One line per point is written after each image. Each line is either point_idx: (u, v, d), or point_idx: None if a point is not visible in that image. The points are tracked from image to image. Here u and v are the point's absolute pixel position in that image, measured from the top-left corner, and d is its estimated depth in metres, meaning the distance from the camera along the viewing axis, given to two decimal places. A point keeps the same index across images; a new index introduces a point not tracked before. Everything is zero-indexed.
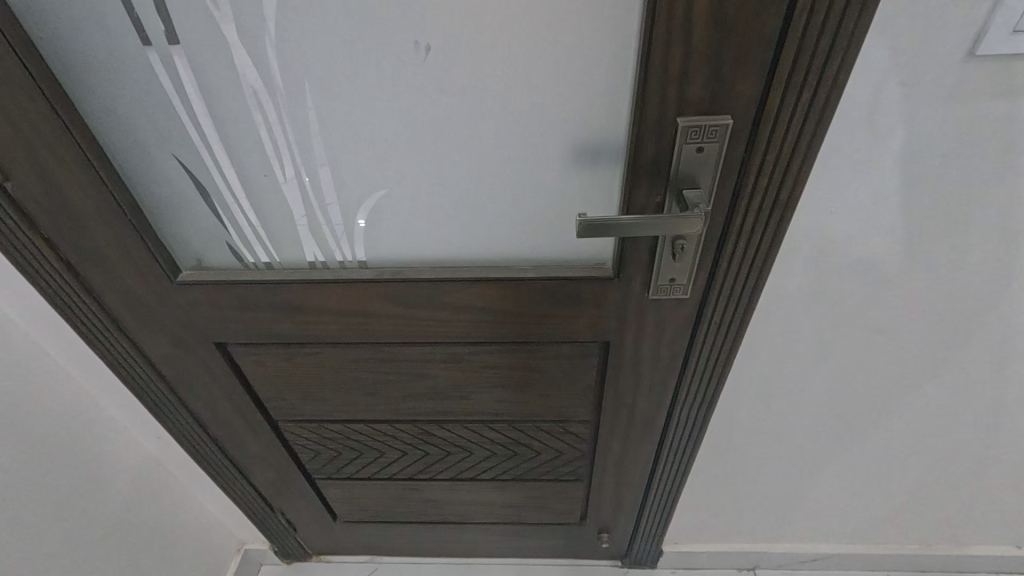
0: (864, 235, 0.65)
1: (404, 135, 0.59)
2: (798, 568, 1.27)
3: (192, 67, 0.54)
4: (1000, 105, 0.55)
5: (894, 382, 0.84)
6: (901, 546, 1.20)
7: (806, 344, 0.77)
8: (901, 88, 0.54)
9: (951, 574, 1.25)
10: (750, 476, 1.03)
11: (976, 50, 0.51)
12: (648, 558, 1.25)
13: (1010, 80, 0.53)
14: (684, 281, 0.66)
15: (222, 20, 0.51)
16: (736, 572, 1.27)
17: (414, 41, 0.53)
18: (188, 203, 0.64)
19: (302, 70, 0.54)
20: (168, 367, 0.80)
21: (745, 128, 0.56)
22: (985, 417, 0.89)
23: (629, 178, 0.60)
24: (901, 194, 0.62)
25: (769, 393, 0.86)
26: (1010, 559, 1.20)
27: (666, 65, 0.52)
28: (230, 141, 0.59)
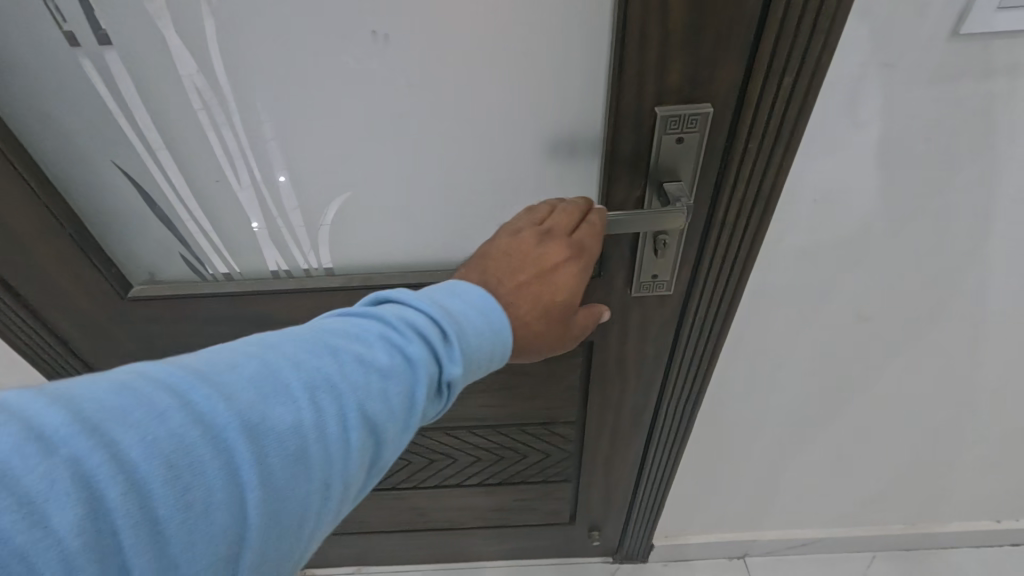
0: (844, 221, 0.66)
1: (365, 138, 0.56)
2: (788, 553, 1.34)
3: (128, 69, 0.52)
4: (980, 87, 0.55)
5: (876, 362, 0.88)
6: (884, 525, 1.28)
7: (783, 335, 0.82)
8: (882, 70, 0.53)
9: (933, 549, 1.34)
10: (735, 463, 1.10)
11: (957, 31, 0.51)
12: (641, 552, 1.33)
13: (989, 62, 0.53)
14: (667, 277, 0.66)
15: (159, 19, 0.49)
16: (727, 560, 1.36)
17: (371, 33, 0.50)
18: (136, 214, 0.63)
19: (251, 71, 0.52)
20: None
21: (728, 117, 0.52)
22: (957, 397, 0.95)
23: (607, 173, 0.56)
24: (880, 181, 0.62)
25: (754, 379, 0.90)
26: (988, 532, 1.29)
27: (642, 49, 0.47)
28: (175, 147, 0.57)
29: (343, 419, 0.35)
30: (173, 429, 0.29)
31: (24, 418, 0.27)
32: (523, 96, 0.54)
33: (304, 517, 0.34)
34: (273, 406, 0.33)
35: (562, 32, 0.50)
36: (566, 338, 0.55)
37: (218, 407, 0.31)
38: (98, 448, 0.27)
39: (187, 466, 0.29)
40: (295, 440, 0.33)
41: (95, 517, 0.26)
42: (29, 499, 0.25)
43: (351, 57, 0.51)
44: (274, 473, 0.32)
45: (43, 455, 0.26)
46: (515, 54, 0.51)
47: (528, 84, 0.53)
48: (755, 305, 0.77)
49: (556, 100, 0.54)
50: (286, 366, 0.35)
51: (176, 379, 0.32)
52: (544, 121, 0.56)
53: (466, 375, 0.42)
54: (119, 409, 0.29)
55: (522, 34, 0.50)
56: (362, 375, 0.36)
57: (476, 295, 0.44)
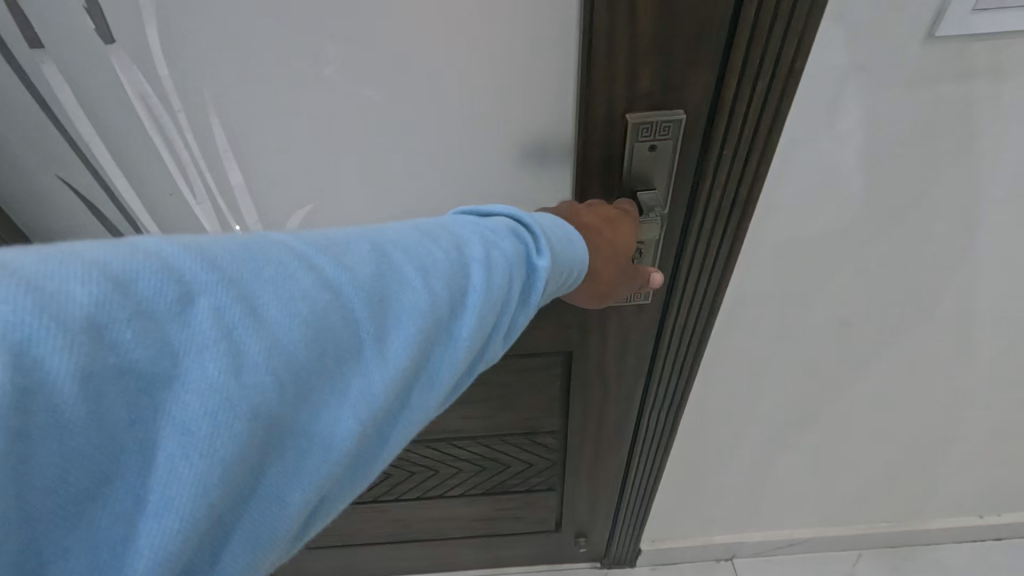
0: (823, 225, 0.65)
1: (326, 147, 0.54)
2: (775, 553, 1.34)
3: (65, 77, 0.49)
4: (958, 88, 0.53)
5: (859, 365, 0.87)
6: (870, 524, 1.28)
7: (765, 339, 0.81)
8: (857, 74, 0.51)
9: (918, 546, 1.34)
10: (720, 466, 1.09)
11: (932, 33, 0.49)
12: (628, 556, 1.32)
13: (966, 63, 0.52)
14: (645, 286, 0.65)
15: (96, 24, 0.46)
16: (714, 562, 1.35)
17: (326, 38, 0.47)
18: (86, 229, 0.60)
19: (200, 79, 0.49)
20: None
21: (702, 123, 0.50)
22: (941, 397, 0.95)
23: (579, 182, 0.54)
24: (858, 185, 0.61)
25: (738, 383, 0.89)
26: (972, 528, 1.29)
27: (610, 54, 0.45)
28: (122, 158, 0.54)
29: (455, 301, 0.32)
30: (307, 291, 0.27)
31: (156, 260, 0.24)
32: (490, 103, 0.52)
33: (425, 407, 0.32)
34: (394, 282, 0.30)
35: (527, 37, 0.48)
36: (612, 293, 0.53)
37: (342, 277, 0.29)
38: (233, 300, 0.25)
39: (318, 333, 0.27)
40: (421, 322, 0.30)
41: (232, 370, 0.24)
42: (170, 344, 0.23)
43: (306, 63, 0.48)
44: (403, 355, 0.29)
45: (180, 299, 0.24)
46: (481, 61, 0.49)
47: (494, 91, 0.51)
48: (735, 311, 0.75)
49: (524, 107, 0.52)
50: (398, 247, 0.32)
51: (298, 246, 0.29)
52: (513, 129, 0.53)
53: (557, 285, 0.40)
54: (248, 264, 0.26)
55: (487, 40, 0.48)
56: (476, 269, 0.33)
57: (551, 221, 0.43)
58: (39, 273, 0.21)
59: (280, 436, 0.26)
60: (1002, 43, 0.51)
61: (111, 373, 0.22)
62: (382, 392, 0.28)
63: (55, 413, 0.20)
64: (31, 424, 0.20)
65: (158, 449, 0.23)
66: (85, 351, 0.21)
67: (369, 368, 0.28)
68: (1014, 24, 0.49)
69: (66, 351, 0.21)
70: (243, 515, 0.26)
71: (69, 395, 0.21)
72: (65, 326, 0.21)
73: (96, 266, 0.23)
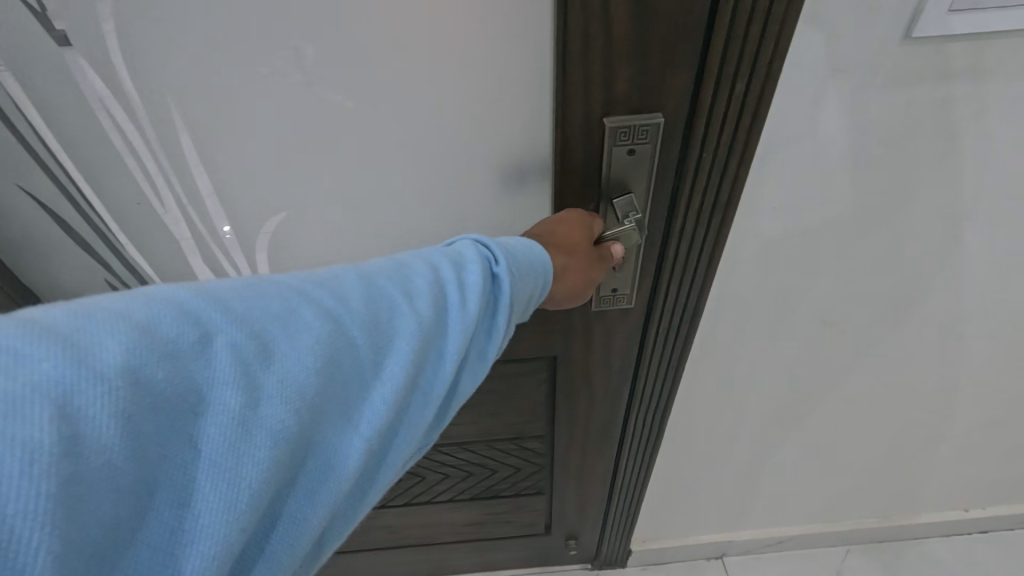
0: (805, 227, 0.64)
1: (298, 154, 0.52)
2: (765, 551, 1.34)
3: (23, 86, 0.47)
4: (938, 89, 0.53)
5: (845, 365, 0.87)
6: (859, 520, 1.29)
7: (751, 341, 0.80)
8: (835, 76, 0.51)
9: (906, 541, 1.35)
10: (708, 467, 1.09)
11: (909, 35, 0.49)
12: (619, 557, 1.32)
13: (944, 64, 0.52)
14: (627, 290, 0.64)
15: (52, 31, 0.44)
16: (705, 561, 1.35)
17: (295, 43, 0.46)
18: (51, 240, 0.58)
19: (165, 86, 0.47)
20: None
21: (681, 127, 0.49)
22: (925, 395, 0.95)
23: (557, 188, 0.53)
24: (840, 186, 0.60)
25: (725, 385, 0.89)
26: (958, 522, 1.30)
27: (586, 58, 0.44)
28: (86, 168, 0.52)
29: (442, 323, 0.34)
30: (310, 325, 0.29)
31: (175, 308, 0.27)
32: (466, 107, 0.50)
33: (424, 422, 0.34)
34: (383, 310, 0.32)
35: (500, 40, 0.47)
36: (592, 275, 0.52)
37: (336, 308, 0.31)
38: (247, 337, 0.27)
39: (324, 361, 0.29)
40: (412, 343, 0.32)
41: (253, 402, 0.27)
42: (196, 382, 0.26)
43: (275, 69, 0.47)
44: (399, 375, 0.32)
45: (202, 342, 0.26)
46: (455, 65, 0.48)
47: (469, 95, 0.50)
48: (720, 314, 0.75)
49: (500, 111, 0.51)
50: (384, 277, 0.35)
51: (295, 284, 0.32)
52: (489, 132, 0.52)
53: (523, 311, 0.41)
54: (254, 304, 0.29)
55: (460, 44, 0.47)
56: (453, 290, 0.35)
57: (518, 240, 0.43)
58: (74, 330, 0.24)
59: (298, 457, 0.29)
60: (978, 44, 0.50)
61: (148, 414, 0.24)
62: (383, 411, 0.31)
63: (104, 457, 0.23)
64: (86, 467, 0.22)
65: (196, 479, 0.25)
66: (127, 396, 0.23)
67: (369, 389, 0.31)
68: (990, 26, 0.49)
69: (109, 397, 0.23)
70: (271, 529, 0.29)
71: (114, 438, 0.23)
72: (105, 376, 0.23)
73: (123, 318, 0.25)
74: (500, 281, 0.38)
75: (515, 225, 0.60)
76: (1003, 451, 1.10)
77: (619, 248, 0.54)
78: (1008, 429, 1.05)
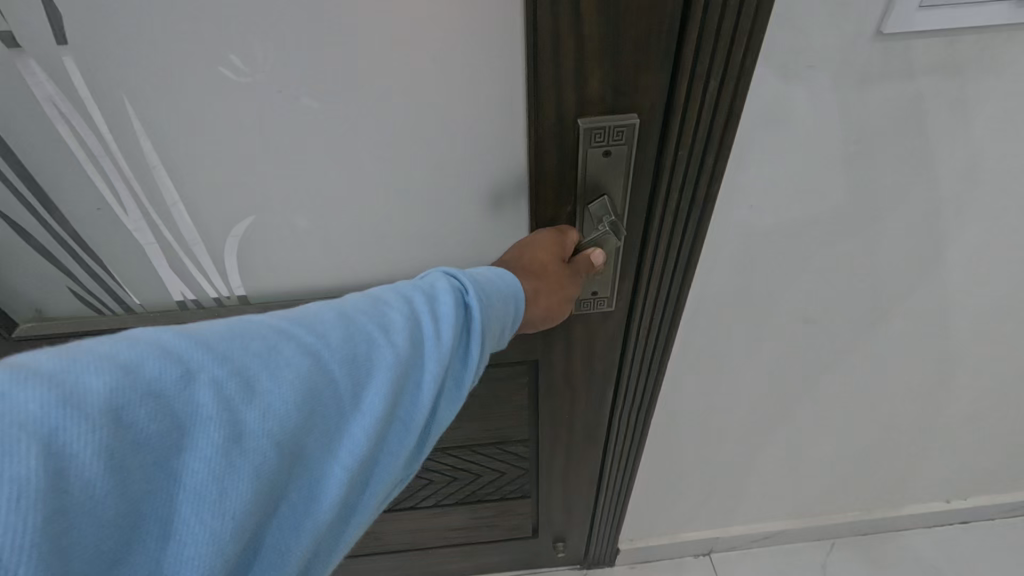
0: (785, 226, 0.64)
1: (266, 157, 0.51)
2: (752, 546, 1.34)
3: None
4: (911, 85, 0.53)
5: (828, 363, 0.87)
6: (844, 514, 1.29)
7: (733, 340, 0.80)
8: (810, 72, 0.50)
9: (889, 532, 1.36)
10: (694, 466, 1.09)
11: (881, 30, 0.49)
12: (607, 557, 1.31)
13: (918, 60, 0.51)
14: (608, 293, 0.63)
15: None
16: (693, 558, 1.35)
17: (258, 42, 0.44)
18: (8, 249, 0.55)
19: (121, 87, 0.45)
20: None
21: (656, 127, 0.48)
22: (907, 391, 0.95)
23: (533, 191, 0.52)
24: (819, 184, 0.60)
25: (709, 384, 0.88)
26: (940, 513, 1.31)
27: (556, 57, 0.43)
28: (42, 173, 0.50)
29: (421, 355, 0.33)
30: (289, 361, 0.29)
31: (156, 347, 0.26)
32: (437, 107, 0.49)
33: (406, 455, 0.33)
34: (361, 343, 0.31)
35: (470, 39, 0.46)
36: (569, 291, 0.51)
37: (316, 343, 0.30)
38: (229, 374, 0.27)
39: (304, 395, 0.28)
40: (391, 375, 0.31)
41: (235, 437, 0.26)
42: (177, 419, 0.25)
43: (238, 69, 0.45)
44: (379, 407, 0.30)
45: (184, 378, 0.26)
46: (423, 62, 0.47)
47: (439, 94, 0.49)
48: (701, 313, 0.74)
49: (472, 110, 0.50)
50: (364, 309, 0.33)
51: (275, 322, 0.31)
52: (462, 132, 0.51)
53: (497, 341, 0.40)
54: (236, 341, 0.28)
55: (426, 41, 0.45)
56: (426, 322, 0.34)
57: (489, 269, 0.42)
58: (58, 369, 0.23)
59: (280, 492, 0.28)
60: (949, 40, 0.50)
61: (128, 450, 0.23)
62: (364, 443, 0.30)
63: (86, 492, 0.22)
64: (68, 502, 0.22)
65: (176, 516, 0.25)
66: (107, 433, 0.23)
67: (350, 422, 0.30)
68: (961, 20, 0.48)
69: (90, 434, 0.23)
70: (253, 565, 0.28)
71: (96, 473, 0.22)
72: (86, 413, 0.23)
73: (107, 358, 0.25)
74: (472, 311, 0.37)
75: (493, 228, 0.59)
76: (984, 443, 1.11)
77: (599, 253, 0.53)
78: (989, 421, 1.05)
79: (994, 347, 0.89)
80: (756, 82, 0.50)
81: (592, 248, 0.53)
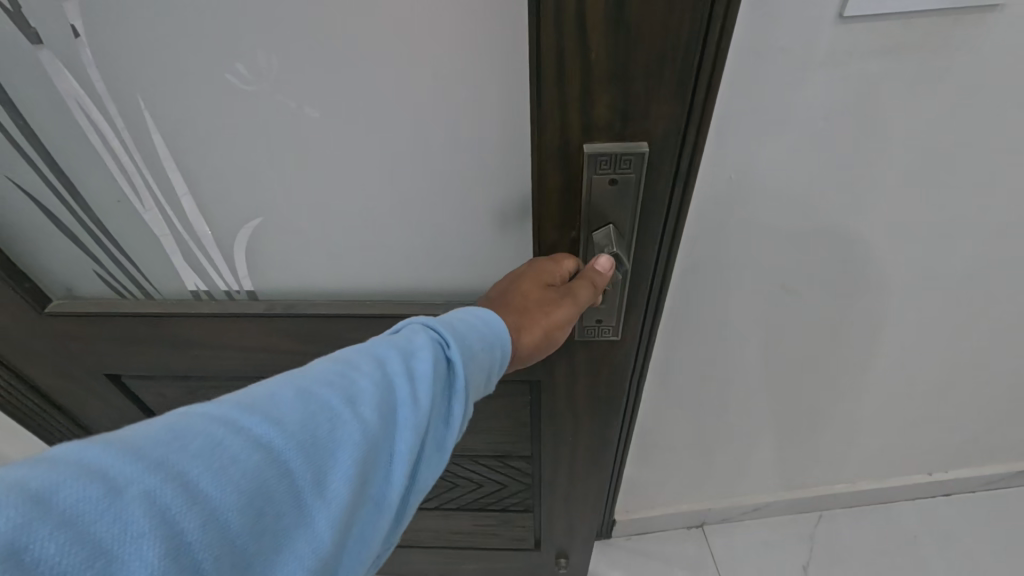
0: (797, 236, 0.60)
1: (273, 164, 0.51)
2: (741, 519, 1.17)
3: None
4: (926, 87, 0.48)
5: (837, 371, 0.82)
6: (831, 487, 1.12)
7: (740, 347, 0.76)
8: (780, 55, 0.45)
9: (876, 506, 1.18)
10: (696, 473, 1.05)
11: (843, 14, 0.43)
12: (603, 529, 1.16)
13: (926, 60, 0.46)
14: (613, 322, 0.60)
15: (17, 22, 0.43)
16: (684, 529, 1.18)
17: (263, 53, 0.44)
18: (42, 232, 0.59)
19: (133, 86, 0.46)
20: (64, 396, 0.75)
21: (669, 157, 0.45)
22: (916, 395, 0.90)
23: (537, 215, 0.50)
24: (834, 194, 0.56)
25: (712, 392, 0.84)
26: (928, 482, 1.14)
27: (561, 79, 0.41)
28: (63, 161, 0.52)
29: (391, 429, 0.31)
30: (237, 456, 0.25)
31: (76, 466, 0.23)
32: (440, 122, 0.48)
33: (376, 536, 0.30)
34: (322, 423, 0.28)
35: (473, 54, 0.44)
36: (560, 316, 0.46)
37: (269, 432, 0.27)
38: (165, 481, 0.23)
39: (254, 493, 0.25)
40: (356, 456, 0.29)
41: (173, 554, 0.22)
42: (101, 545, 0.21)
43: (243, 78, 0.46)
44: (344, 494, 0.28)
45: (109, 498, 0.22)
46: (413, 68, 0.45)
47: (443, 112, 0.47)
48: (694, 315, 0.70)
49: (477, 127, 0.48)
50: (328, 381, 0.31)
51: (220, 410, 0.27)
52: (467, 149, 0.50)
53: (481, 392, 0.39)
54: (174, 442, 0.25)
55: (409, 43, 0.44)
56: (399, 385, 0.32)
57: (476, 314, 0.41)
58: None
59: None
60: (954, 36, 0.45)
61: None
62: (328, 536, 0.27)
63: None
64: None
65: None
66: None
67: (311, 515, 0.27)
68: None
69: None
70: None
71: None
72: None
73: (13, 488, 0.21)
74: (454, 366, 0.35)
75: (497, 246, 0.57)
76: (992, 436, 1.03)
77: (604, 259, 0.48)
78: (997, 418, 0.98)
79: (1001, 335, 0.79)
80: (734, 69, 0.46)
81: (599, 256, 0.49)
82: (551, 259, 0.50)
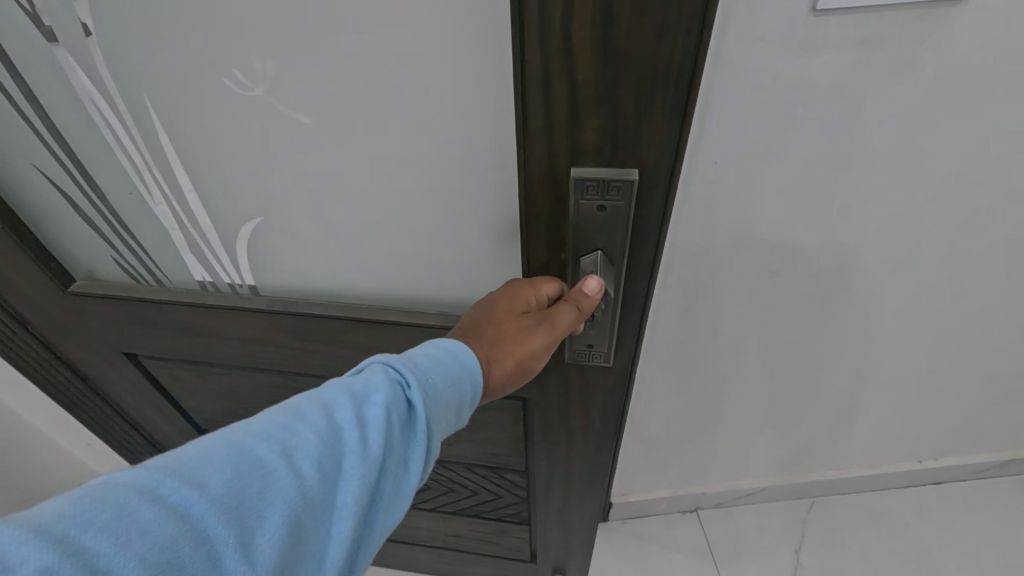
0: (792, 234, 0.58)
1: (271, 164, 0.52)
2: (735, 504, 1.12)
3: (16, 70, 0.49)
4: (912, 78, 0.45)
5: (833, 367, 0.79)
6: (827, 471, 1.06)
7: (735, 343, 0.73)
8: (760, 44, 0.43)
9: (867, 492, 1.12)
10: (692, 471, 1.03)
11: (816, 7, 0.41)
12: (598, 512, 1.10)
13: (912, 53, 0.44)
14: (604, 348, 0.58)
15: (33, 21, 0.46)
16: (680, 516, 1.13)
17: (256, 57, 0.45)
18: (65, 219, 0.62)
19: (140, 85, 0.48)
20: (88, 368, 0.79)
21: (662, 186, 0.43)
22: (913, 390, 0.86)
23: (526, 236, 0.48)
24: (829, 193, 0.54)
25: (707, 389, 0.82)
26: (927, 472, 1.08)
27: (547, 102, 0.39)
28: (79, 151, 0.55)
29: (330, 485, 0.30)
30: (151, 526, 0.25)
31: None
32: (430, 131, 0.47)
33: None
34: (251, 483, 0.28)
35: (460, 65, 0.43)
36: (535, 343, 0.45)
37: (190, 498, 0.26)
38: (64, 558, 0.22)
39: (166, 564, 0.24)
40: (289, 514, 0.28)
41: None
42: None
43: (240, 82, 0.46)
44: (273, 556, 0.27)
45: None
46: (403, 81, 0.45)
47: (432, 121, 0.47)
48: (684, 312, 0.68)
49: (467, 140, 0.48)
50: (269, 436, 0.30)
51: (144, 474, 0.27)
52: (456, 159, 0.49)
53: (448, 430, 0.38)
54: (83, 514, 0.24)
55: (400, 57, 0.43)
56: (346, 434, 0.31)
57: (445, 351, 0.40)
58: None
59: None
60: (940, 28, 0.43)
61: None
62: None
63: None
64: None
65: None
66: None
67: None
68: None
69: None
70: None
71: None
72: None
73: None
74: (414, 407, 0.34)
75: (491, 257, 0.57)
76: (991, 427, 0.98)
77: (592, 281, 0.46)
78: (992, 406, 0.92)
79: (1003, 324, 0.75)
80: (713, 62, 0.45)
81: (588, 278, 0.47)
82: (529, 283, 0.48)
